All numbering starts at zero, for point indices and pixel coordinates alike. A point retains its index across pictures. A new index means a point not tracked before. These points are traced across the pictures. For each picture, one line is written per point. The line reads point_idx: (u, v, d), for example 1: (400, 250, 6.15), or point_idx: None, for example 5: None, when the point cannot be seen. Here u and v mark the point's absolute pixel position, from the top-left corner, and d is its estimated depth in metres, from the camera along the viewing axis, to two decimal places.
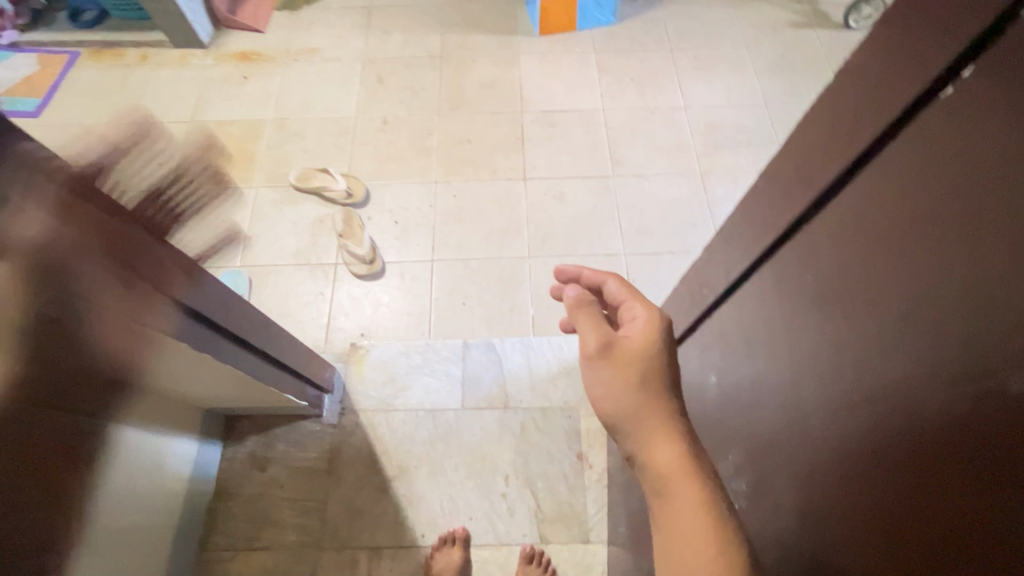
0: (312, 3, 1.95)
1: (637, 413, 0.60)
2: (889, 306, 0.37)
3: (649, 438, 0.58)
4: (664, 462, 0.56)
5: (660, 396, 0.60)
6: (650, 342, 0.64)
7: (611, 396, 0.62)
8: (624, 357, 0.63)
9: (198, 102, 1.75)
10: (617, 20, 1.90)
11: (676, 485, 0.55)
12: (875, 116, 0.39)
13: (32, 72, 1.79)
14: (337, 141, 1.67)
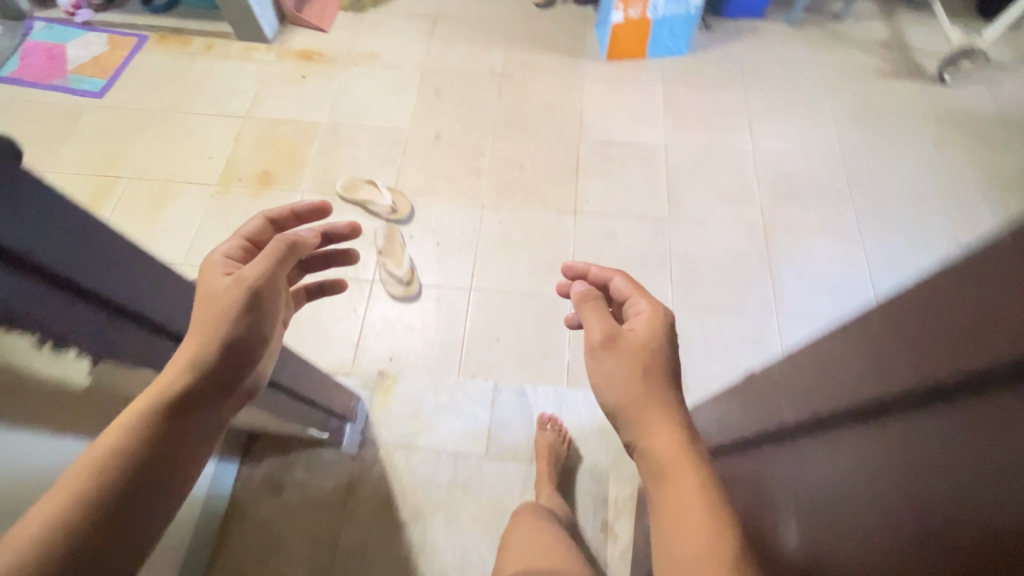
0: (378, 7, 1.93)
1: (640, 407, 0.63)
2: (973, 541, 0.32)
3: (651, 426, 0.62)
4: (669, 453, 0.59)
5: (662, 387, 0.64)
6: (653, 338, 0.68)
7: (614, 386, 0.65)
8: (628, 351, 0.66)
9: (256, 98, 1.74)
10: (689, 51, 1.81)
11: (679, 474, 0.58)
12: (1002, 333, 0.32)
13: (102, 53, 1.83)
14: (388, 153, 1.63)
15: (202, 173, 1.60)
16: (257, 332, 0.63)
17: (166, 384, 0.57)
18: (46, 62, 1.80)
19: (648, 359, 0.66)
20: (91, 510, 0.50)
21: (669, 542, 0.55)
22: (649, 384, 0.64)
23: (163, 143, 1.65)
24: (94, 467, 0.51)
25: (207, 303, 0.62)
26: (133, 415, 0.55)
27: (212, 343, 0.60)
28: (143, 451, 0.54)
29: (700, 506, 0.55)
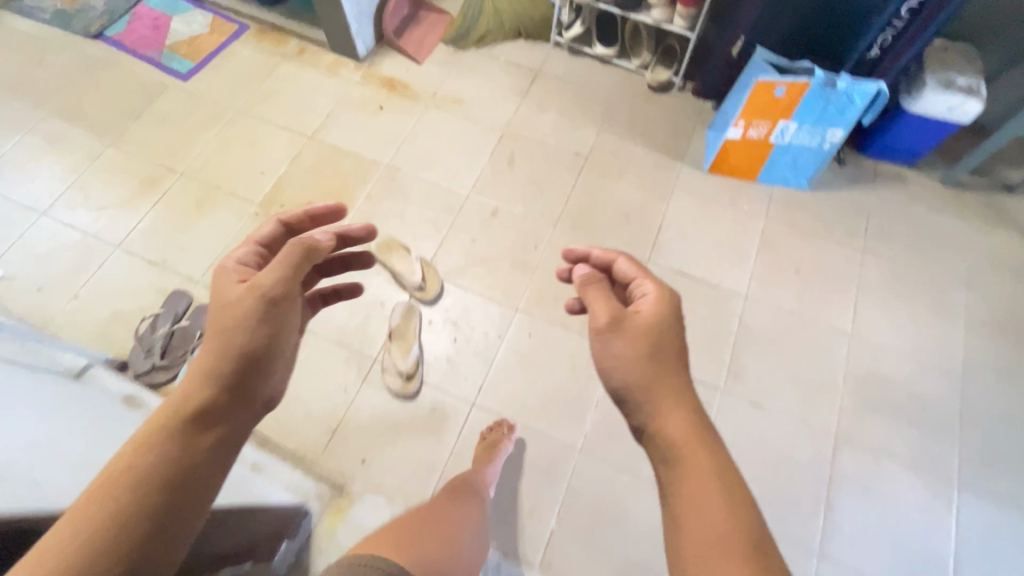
0: (481, 48, 1.78)
1: (650, 382, 0.71)
2: None
3: (664, 408, 0.70)
4: (680, 435, 0.68)
5: (670, 365, 0.72)
6: (661, 316, 0.76)
7: (626, 365, 0.72)
8: (636, 329, 0.73)
9: (327, 118, 1.65)
10: (809, 186, 1.53)
11: (688, 458, 0.66)
12: None
13: (201, 33, 1.80)
14: (436, 217, 1.49)
15: (248, 188, 1.53)
16: (271, 334, 0.73)
17: (189, 397, 0.67)
18: (149, 30, 1.81)
19: (656, 335, 0.74)
20: (123, 519, 0.57)
21: (689, 513, 0.62)
22: (661, 356, 0.73)
23: (224, 144, 1.60)
24: (126, 470, 0.60)
25: (225, 312, 0.72)
26: (157, 427, 0.64)
27: (231, 351, 0.70)
28: (166, 459, 0.62)
29: (718, 489, 0.63)
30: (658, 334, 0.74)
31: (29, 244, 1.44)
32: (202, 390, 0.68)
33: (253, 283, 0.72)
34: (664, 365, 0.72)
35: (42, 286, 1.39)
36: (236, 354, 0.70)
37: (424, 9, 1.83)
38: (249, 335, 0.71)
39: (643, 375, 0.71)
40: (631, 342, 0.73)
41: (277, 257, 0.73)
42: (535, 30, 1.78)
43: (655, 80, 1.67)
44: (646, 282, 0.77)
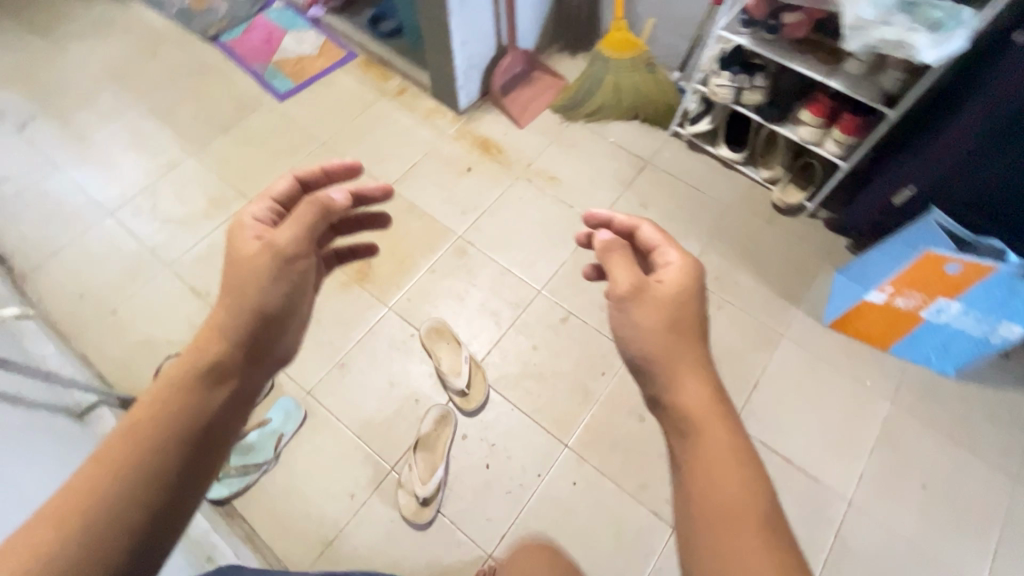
0: (590, 122, 1.62)
1: (670, 350, 0.65)
2: None
3: (683, 378, 0.65)
4: (695, 404, 0.63)
5: (694, 335, 0.66)
6: (684, 285, 0.69)
7: (646, 333, 0.67)
8: (659, 298, 0.67)
9: (410, 169, 1.53)
10: (953, 375, 1.23)
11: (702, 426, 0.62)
12: None
13: (309, 55, 1.75)
14: (498, 308, 1.32)
15: None
16: (290, 291, 0.71)
17: (202, 358, 0.64)
18: (261, 43, 1.77)
19: (676, 303, 0.68)
20: (137, 481, 0.55)
21: (702, 494, 0.59)
22: (681, 321, 0.67)
23: None
24: (139, 434, 0.57)
25: (243, 271, 0.70)
26: (167, 386, 0.61)
27: (250, 308, 0.66)
28: (179, 422, 0.59)
29: (739, 470, 0.58)
30: (679, 305, 0.67)
31: (86, 245, 1.40)
32: (217, 347, 0.65)
33: (268, 240, 0.69)
34: (686, 336, 0.66)
35: (84, 293, 1.33)
36: (253, 308, 0.66)
37: (538, 69, 1.69)
38: (266, 292, 0.67)
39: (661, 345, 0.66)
40: (648, 309, 0.67)
41: (294, 215, 0.71)
42: (655, 115, 1.58)
43: (782, 200, 1.44)
44: (670, 249, 0.71)
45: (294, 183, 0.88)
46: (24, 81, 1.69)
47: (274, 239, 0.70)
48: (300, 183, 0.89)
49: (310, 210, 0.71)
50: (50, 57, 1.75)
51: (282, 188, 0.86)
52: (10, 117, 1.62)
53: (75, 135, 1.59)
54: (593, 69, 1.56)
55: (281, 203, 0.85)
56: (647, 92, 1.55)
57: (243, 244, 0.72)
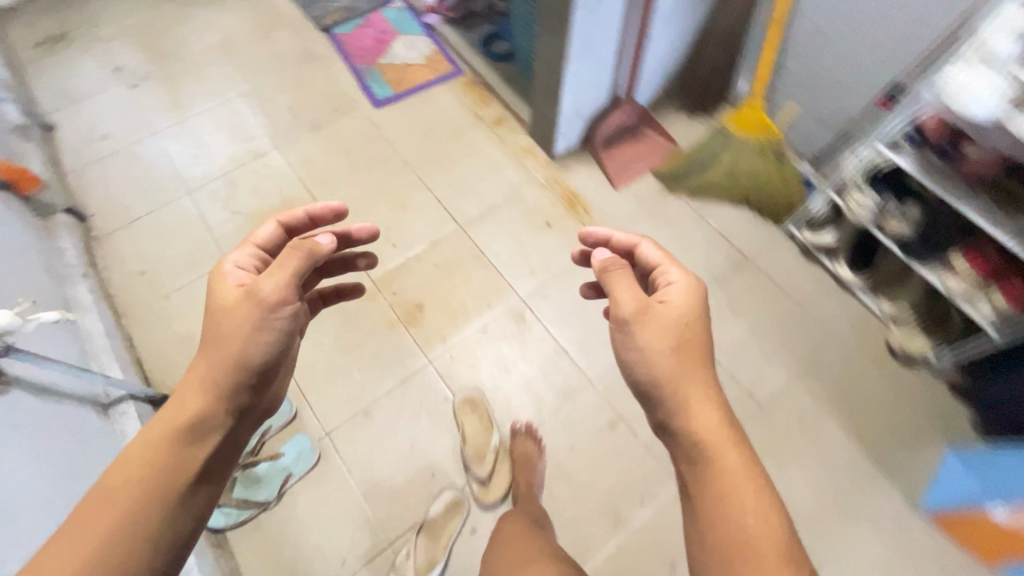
0: (692, 198, 1.46)
1: (676, 376, 0.69)
2: None
3: (691, 401, 0.68)
4: (703, 427, 0.67)
5: (696, 362, 0.70)
6: (688, 305, 0.73)
7: (652, 358, 0.71)
8: (664, 319, 0.71)
9: (487, 210, 1.43)
10: None
11: (711, 444, 0.66)
12: None
13: (415, 63, 1.68)
14: (544, 391, 1.20)
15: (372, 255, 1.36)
16: (280, 345, 0.73)
17: (183, 413, 0.68)
18: (371, 42, 1.72)
19: (675, 322, 0.72)
20: (134, 538, 0.61)
21: (717, 516, 0.63)
22: (684, 343, 0.71)
23: (375, 193, 1.45)
24: (132, 502, 0.62)
25: (224, 325, 0.72)
26: (153, 445, 0.66)
27: (223, 369, 0.70)
28: (164, 481, 0.64)
29: (751, 490, 0.63)
30: (683, 327, 0.71)
31: (159, 221, 1.41)
32: (198, 404, 0.69)
33: (250, 291, 0.72)
34: (688, 360, 0.70)
35: (145, 270, 1.34)
36: (230, 366, 0.70)
37: (650, 127, 1.53)
38: (246, 346, 0.71)
39: (675, 373, 0.69)
40: (654, 330, 0.71)
41: (282, 266, 0.73)
42: (769, 208, 1.39)
43: (902, 344, 1.21)
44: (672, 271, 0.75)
45: (279, 229, 0.87)
46: (145, 41, 1.74)
47: (251, 292, 0.72)
48: (285, 229, 0.87)
49: (296, 269, 0.73)
50: (175, 22, 1.79)
51: (268, 235, 0.85)
52: (125, 76, 1.67)
53: (176, 105, 1.61)
54: (714, 144, 1.40)
55: (268, 252, 0.86)
56: (767, 182, 1.35)
57: (225, 290, 0.74)
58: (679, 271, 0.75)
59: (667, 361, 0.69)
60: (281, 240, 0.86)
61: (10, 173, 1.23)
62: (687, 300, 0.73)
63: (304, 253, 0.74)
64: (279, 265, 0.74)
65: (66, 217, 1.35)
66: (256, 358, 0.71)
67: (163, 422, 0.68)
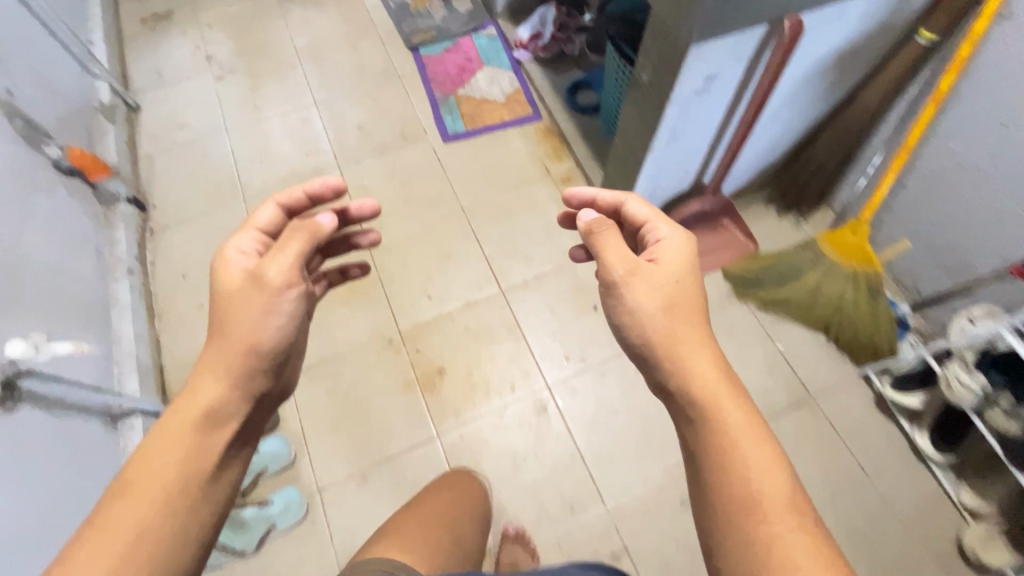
0: (761, 309, 1.30)
1: (669, 338, 0.64)
2: None
3: (686, 358, 0.64)
4: (698, 380, 0.62)
5: (690, 320, 0.66)
6: (680, 263, 0.71)
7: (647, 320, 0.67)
8: (659, 274, 0.69)
9: (534, 277, 1.34)
10: None
11: (709, 401, 0.61)
12: None
13: (494, 100, 1.60)
14: (546, 496, 1.11)
15: (405, 304, 1.31)
16: (291, 330, 0.71)
17: (195, 407, 0.65)
18: (454, 69, 1.65)
19: (660, 275, 0.69)
20: (156, 532, 0.58)
21: (721, 485, 0.57)
22: (673, 296, 0.68)
23: (423, 235, 1.39)
24: (158, 496, 0.59)
25: (232, 316, 0.68)
26: (164, 441, 0.63)
27: (234, 359, 0.67)
28: (183, 472, 0.61)
29: (757, 447, 0.58)
30: (677, 288, 0.68)
31: (212, 224, 1.43)
32: (212, 394, 0.66)
33: (255, 274, 0.69)
34: (681, 319, 0.67)
35: (187, 272, 1.36)
36: (244, 355, 0.67)
37: (733, 219, 1.36)
38: (252, 330, 0.68)
39: (662, 328, 0.65)
40: (645, 284, 0.69)
41: (286, 246, 0.71)
42: (849, 344, 1.21)
43: (975, 551, 1.02)
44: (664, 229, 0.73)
45: (280, 211, 0.79)
46: (240, 33, 1.76)
47: (256, 275, 0.70)
48: (287, 209, 0.80)
49: (302, 249, 0.72)
50: (271, 16, 1.80)
51: (270, 216, 0.77)
52: (215, 65, 1.69)
53: (252, 104, 1.61)
54: (797, 254, 1.24)
55: (270, 233, 0.79)
56: (854, 315, 1.17)
57: (228, 276, 0.70)
58: (670, 228, 0.73)
59: (658, 314, 0.66)
60: (283, 221, 0.79)
61: (80, 161, 1.25)
62: (678, 256, 0.71)
63: (306, 235, 0.73)
64: (286, 244, 0.72)
65: (127, 206, 1.36)
66: (270, 343, 0.69)
67: (169, 421, 0.64)
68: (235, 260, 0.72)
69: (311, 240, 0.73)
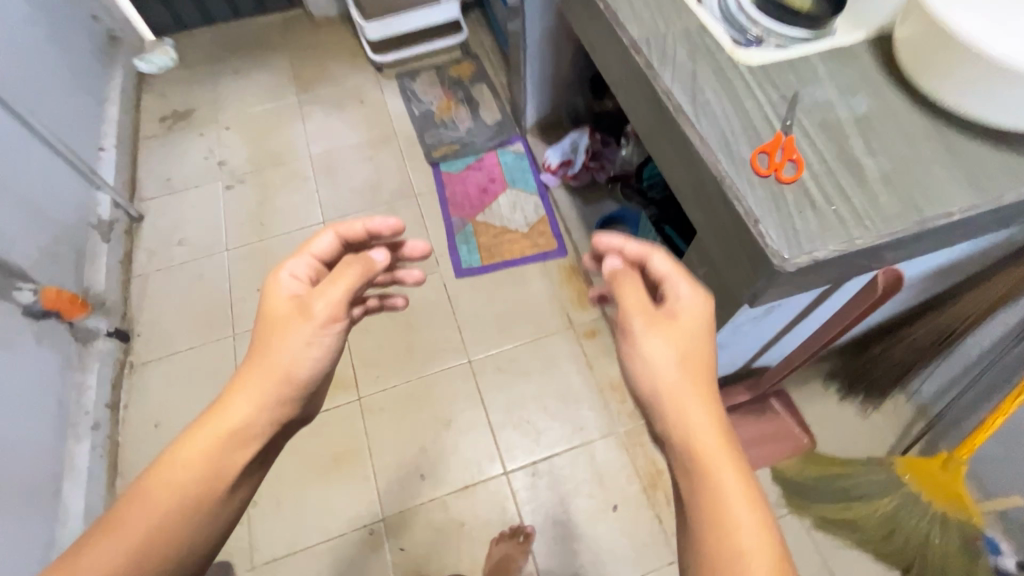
0: (818, 528, 1.06)
1: (677, 391, 0.56)
2: None
3: (685, 409, 0.55)
4: (697, 445, 0.53)
5: (704, 383, 0.56)
6: (695, 317, 0.60)
7: (649, 366, 0.57)
8: (678, 324, 0.59)
9: (543, 460, 1.16)
10: None
11: (707, 459, 0.52)
12: None
13: (516, 229, 1.45)
14: None
15: (394, 484, 1.15)
16: (328, 366, 0.61)
17: (224, 425, 0.56)
18: (476, 190, 1.52)
19: (679, 330, 0.59)
20: (148, 551, 0.51)
21: (705, 555, 0.49)
22: (690, 359, 0.58)
23: (423, 396, 1.24)
24: (165, 528, 0.52)
25: (273, 337, 0.60)
26: (182, 459, 0.55)
27: (271, 390, 0.58)
28: (205, 495, 0.54)
29: (752, 514, 0.50)
30: (693, 341, 0.58)
31: (195, 362, 1.30)
32: (243, 410, 0.57)
33: (306, 304, 0.60)
34: (695, 380, 0.57)
35: (161, 420, 1.23)
36: (276, 382, 0.58)
37: (783, 405, 1.16)
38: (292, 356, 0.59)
39: (671, 390, 0.56)
40: (661, 346, 0.58)
41: (339, 278, 0.61)
42: None
43: None
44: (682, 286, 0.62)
45: (340, 241, 0.70)
46: (257, 137, 1.68)
47: (303, 308, 0.60)
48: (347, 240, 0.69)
49: (354, 283, 0.61)
50: (291, 119, 1.72)
51: (329, 248, 0.68)
52: (226, 172, 1.60)
53: (258, 220, 1.51)
54: (869, 475, 1.02)
55: (326, 262, 0.70)
56: (943, 559, 0.94)
57: (275, 301, 0.62)
58: (687, 286, 0.62)
59: (673, 373, 0.56)
60: (343, 252, 0.71)
61: (57, 302, 1.15)
62: (696, 317, 0.60)
63: (362, 269, 0.62)
64: (340, 276, 0.61)
65: (106, 342, 1.26)
66: (306, 373, 0.59)
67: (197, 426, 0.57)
68: (288, 284, 0.63)
69: (366, 272, 0.63)
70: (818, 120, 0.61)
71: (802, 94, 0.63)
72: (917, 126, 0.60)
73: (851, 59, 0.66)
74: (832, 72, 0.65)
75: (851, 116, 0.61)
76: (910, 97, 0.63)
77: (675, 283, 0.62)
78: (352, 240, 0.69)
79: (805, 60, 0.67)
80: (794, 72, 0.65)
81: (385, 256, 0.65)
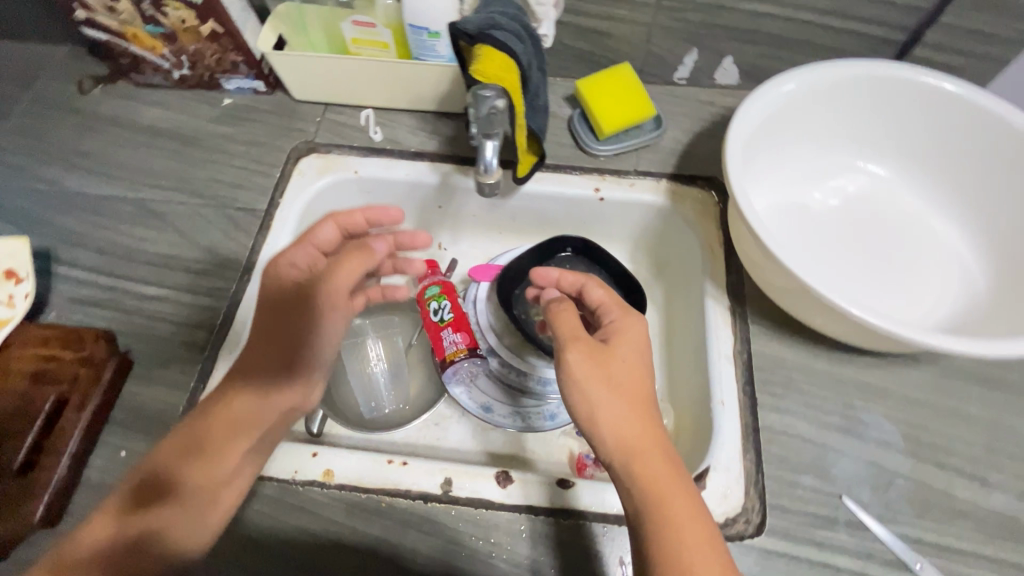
0: None
1: (630, 414, 0.36)
2: None
3: (643, 427, 0.36)
4: (646, 463, 0.34)
5: (657, 417, 0.37)
6: (637, 336, 0.40)
7: (590, 380, 0.37)
8: (622, 353, 0.38)
9: None
10: None
11: (652, 479, 0.34)
12: None
13: None
14: None
15: None
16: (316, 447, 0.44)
17: (264, 355, 0.43)
18: None
19: (622, 372, 0.37)
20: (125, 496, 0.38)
21: None
22: (634, 395, 0.37)
23: None
24: (209, 432, 0.41)
25: (289, 323, 0.43)
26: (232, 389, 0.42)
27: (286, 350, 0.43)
28: (206, 449, 0.40)
29: None
30: (636, 357, 0.39)
31: None
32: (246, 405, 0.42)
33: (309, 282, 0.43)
34: (649, 410, 0.37)
35: None
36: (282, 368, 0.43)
37: None
38: (324, 345, 0.44)
39: (607, 409, 0.36)
40: (591, 377, 0.37)
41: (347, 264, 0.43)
42: None
43: None
44: (617, 315, 0.42)
45: (342, 228, 0.46)
46: None
47: (316, 282, 0.43)
48: (348, 232, 0.46)
49: (357, 270, 0.43)
50: None
51: (333, 240, 0.45)
52: None
53: None
54: None
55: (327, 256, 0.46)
56: None
57: (283, 283, 0.43)
58: (620, 308, 0.42)
59: (607, 396, 0.36)
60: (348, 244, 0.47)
61: None
62: (638, 352, 0.39)
63: (365, 257, 0.43)
64: (338, 264, 0.43)
65: None
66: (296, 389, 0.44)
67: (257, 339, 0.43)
68: (309, 250, 0.44)
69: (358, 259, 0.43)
70: (908, 508, 0.41)
71: (848, 493, 0.42)
72: (931, 386, 0.46)
73: (786, 372, 0.46)
74: (810, 415, 0.44)
75: (904, 459, 0.43)
76: (874, 354, 0.47)
77: (610, 312, 0.42)
78: (350, 232, 0.46)
79: (771, 428, 0.44)
80: (798, 466, 0.42)
81: (384, 243, 0.45)
